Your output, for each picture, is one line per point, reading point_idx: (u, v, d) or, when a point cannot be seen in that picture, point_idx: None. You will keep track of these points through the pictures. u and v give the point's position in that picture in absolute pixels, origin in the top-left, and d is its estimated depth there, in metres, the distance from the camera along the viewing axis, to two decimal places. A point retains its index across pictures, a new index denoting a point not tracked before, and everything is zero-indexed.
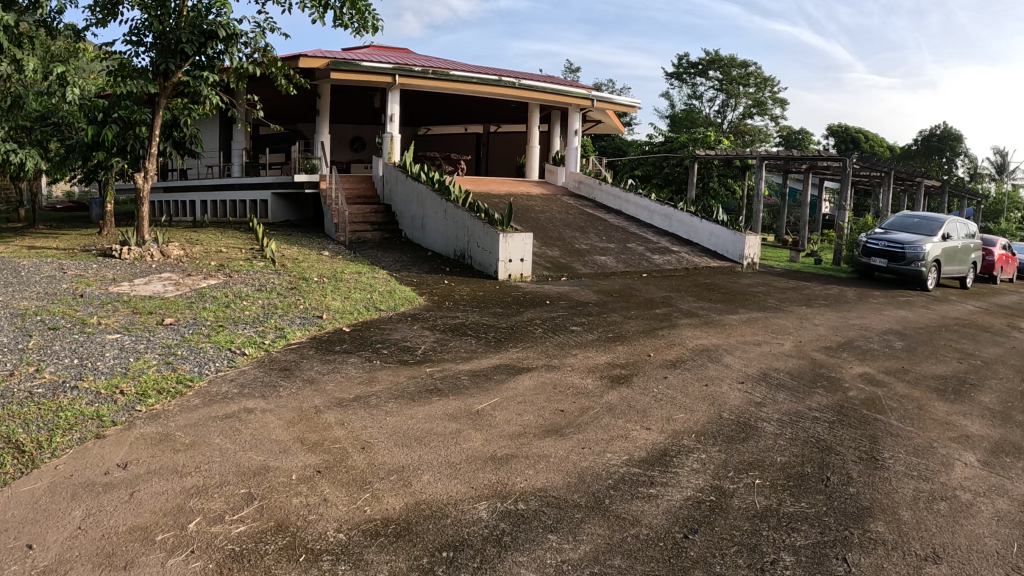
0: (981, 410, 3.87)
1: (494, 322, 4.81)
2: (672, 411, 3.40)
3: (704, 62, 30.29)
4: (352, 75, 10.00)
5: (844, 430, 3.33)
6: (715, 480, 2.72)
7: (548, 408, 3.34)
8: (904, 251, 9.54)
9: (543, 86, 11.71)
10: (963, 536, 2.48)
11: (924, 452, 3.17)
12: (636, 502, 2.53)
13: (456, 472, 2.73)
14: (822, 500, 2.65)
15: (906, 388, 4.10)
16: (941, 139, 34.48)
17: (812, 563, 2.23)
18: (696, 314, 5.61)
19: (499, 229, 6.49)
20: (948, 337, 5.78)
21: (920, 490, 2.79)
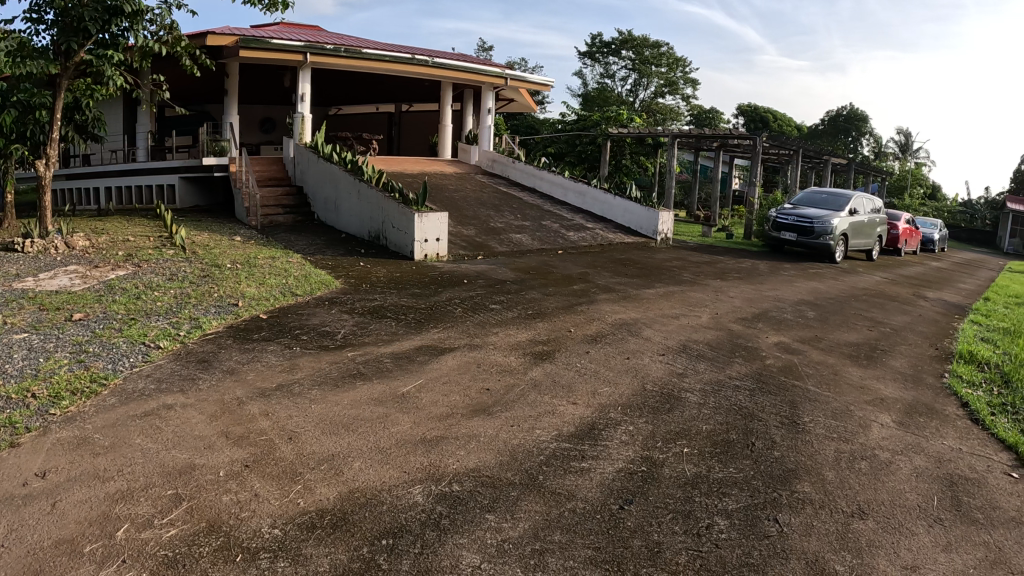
0: (890, 374, 4.04)
1: (412, 304, 4.76)
2: (597, 384, 3.43)
3: (617, 41, 30.59)
4: (262, 53, 9.71)
5: (765, 396, 3.42)
6: (644, 451, 2.75)
7: (474, 387, 3.32)
8: (813, 226, 9.85)
9: (457, 65, 11.61)
10: (885, 492, 2.59)
11: (841, 414, 3.29)
12: (569, 477, 2.54)
13: (388, 458, 2.68)
14: (750, 464, 2.70)
15: (821, 355, 4.24)
16: (848, 120, 35.77)
17: (747, 525, 2.29)
18: (613, 289, 5.67)
19: (413, 208, 6.42)
20: (855, 306, 6.01)
21: (841, 450, 2.89)
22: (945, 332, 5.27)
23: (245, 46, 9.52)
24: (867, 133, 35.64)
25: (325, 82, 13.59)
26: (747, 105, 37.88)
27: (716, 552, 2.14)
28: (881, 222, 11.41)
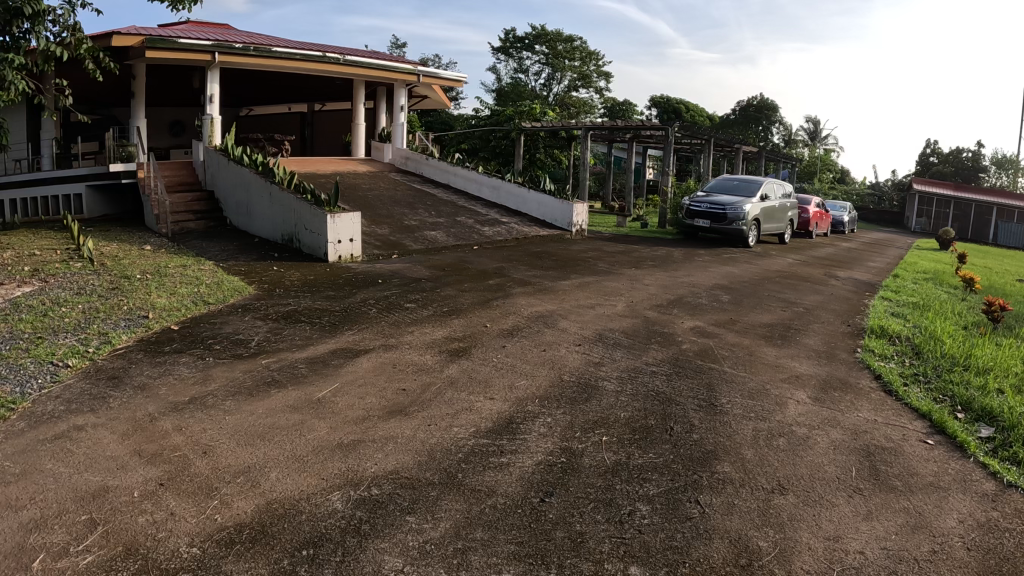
0: (804, 352, 4.13)
1: (327, 307, 4.66)
2: (514, 378, 3.41)
3: (530, 36, 30.75)
4: (169, 54, 9.37)
5: (682, 380, 3.45)
6: (563, 442, 2.73)
7: (390, 389, 3.26)
8: (726, 212, 10.07)
9: (369, 62, 11.48)
10: (804, 467, 2.65)
11: (758, 393, 3.35)
12: (489, 473, 2.50)
13: (305, 465, 2.60)
14: (669, 449, 2.72)
15: (735, 337, 4.31)
16: (758, 109, 36.76)
17: (669, 508, 2.30)
18: (529, 282, 5.66)
19: (325, 209, 6.30)
20: (767, 288, 6.15)
21: (759, 429, 2.93)
22: (851, 309, 5.44)
23: (153, 47, 9.12)
24: (777, 122, 36.73)
25: (235, 82, 13.26)
26: (660, 96, 38.60)
27: (640, 538, 2.15)
28: (792, 206, 11.76)
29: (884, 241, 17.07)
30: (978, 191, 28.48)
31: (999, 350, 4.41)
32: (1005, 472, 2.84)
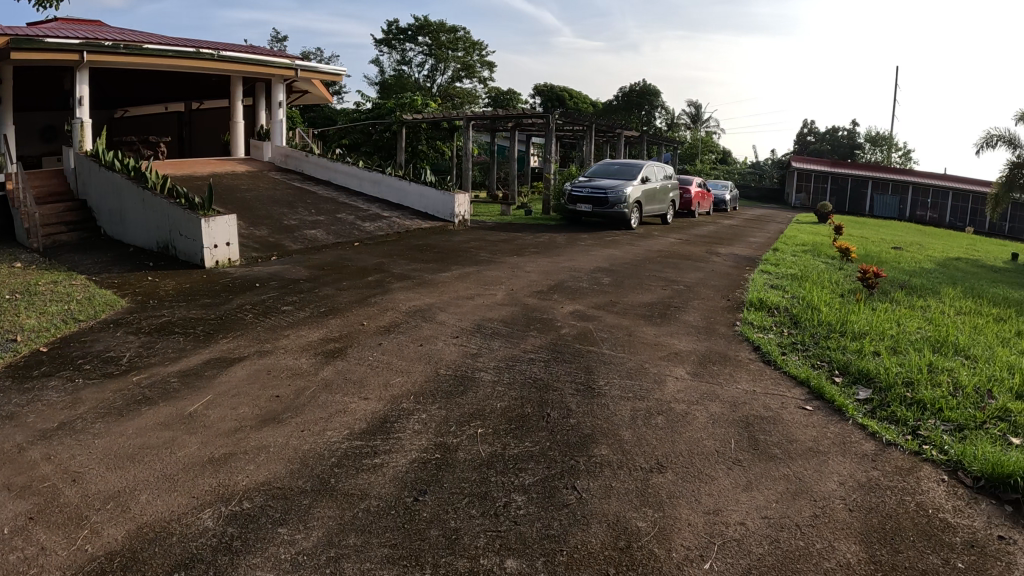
0: (683, 329, 4.24)
1: (202, 315, 4.46)
2: (389, 376, 3.33)
3: (413, 27, 30.58)
4: (35, 54, 8.77)
5: (559, 365, 3.47)
6: (438, 438, 2.70)
7: (262, 396, 3.13)
8: (607, 196, 10.20)
9: (245, 57, 11.19)
10: (683, 443, 2.77)
11: (636, 373, 3.41)
12: (362, 476, 2.43)
13: (175, 484, 2.45)
14: (545, 436, 2.75)
15: (616, 318, 4.36)
16: (641, 95, 37.56)
17: (547, 497, 2.33)
18: (409, 277, 5.58)
19: (199, 212, 6.06)
20: (647, 268, 6.27)
21: (638, 409, 3.02)
22: (724, 284, 5.63)
23: (17, 47, 8.55)
24: (659, 107, 37.80)
25: (107, 82, 12.64)
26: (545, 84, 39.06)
27: (515, 529, 2.15)
28: (673, 187, 12.08)
29: (757, 216, 17.91)
30: (852, 167, 30.18)
31: (866, 313, 4.73)
32: (884, 432, 3.07)
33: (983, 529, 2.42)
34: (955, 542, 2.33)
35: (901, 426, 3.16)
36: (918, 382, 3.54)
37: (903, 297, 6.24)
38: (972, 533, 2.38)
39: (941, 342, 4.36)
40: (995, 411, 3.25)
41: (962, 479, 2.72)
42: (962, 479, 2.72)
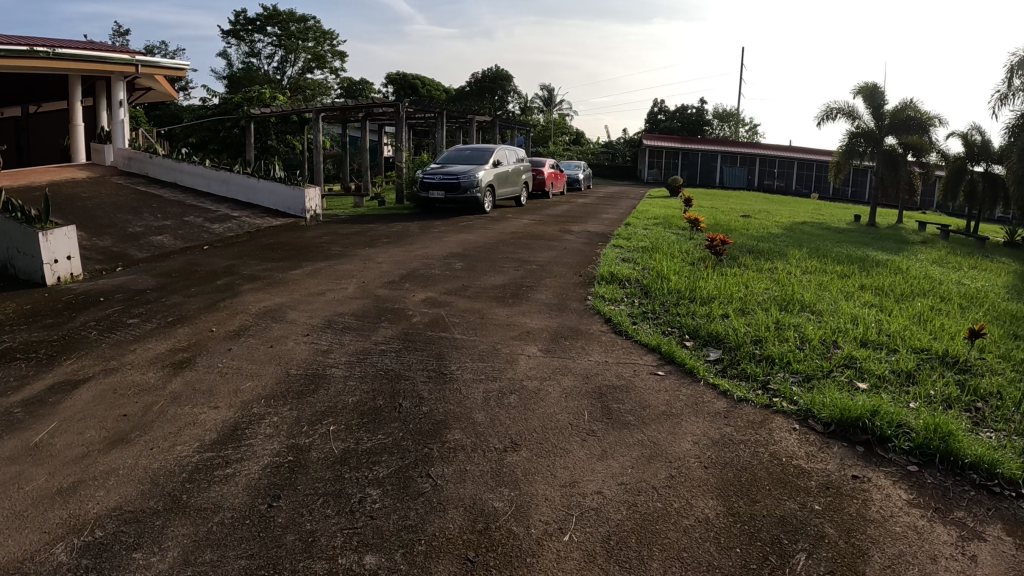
0: (534, 308, 5.02)
1: (44, 336, 4.24)
2: (240, 381, 3.48)
3: (261, 18, 29.71)
4: None
5: (411, 355, 3.92)
6: (289, 441, 2.85)
7: (110, 417, 3.05)
8: (459, 182, 10.40)
9: (83, 55, 10.50)
10: (537, 419, 3.24)
11: (489, 355, 3.99)
12: (214, 489, 2.46)
13: (19, 518, 2.30)
14: (397, 427, 3.05)
15: (467, 303, 5.03)
16: (494, 79, 37.92)
17: (404, 485, 2.58)
18: (260, 278, 5.90)
19: (36, 226, 5.70)
20: (502, 251, 7.05)
21: (494, 390, 3.50)
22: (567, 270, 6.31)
23: None
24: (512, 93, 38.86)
25: None
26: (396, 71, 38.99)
27: (372, 523, 2.31)
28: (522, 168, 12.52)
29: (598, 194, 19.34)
30: (701, 140, 32.41)
31: (703, 284, 5.64)
32: (734, 390, 3.80)
33: (830, 472, 3.08)
34: (811, 485, 2.95)
35: (751, 384, 3.95)
36: (758, 347, 4.41)
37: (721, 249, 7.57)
38: (827, 477, 3.03)
39: (760, 306, 5.37)
40: (827, 364, 4.23)
41: (811, 425, 3.52)
42: (811, 426, 3.51)
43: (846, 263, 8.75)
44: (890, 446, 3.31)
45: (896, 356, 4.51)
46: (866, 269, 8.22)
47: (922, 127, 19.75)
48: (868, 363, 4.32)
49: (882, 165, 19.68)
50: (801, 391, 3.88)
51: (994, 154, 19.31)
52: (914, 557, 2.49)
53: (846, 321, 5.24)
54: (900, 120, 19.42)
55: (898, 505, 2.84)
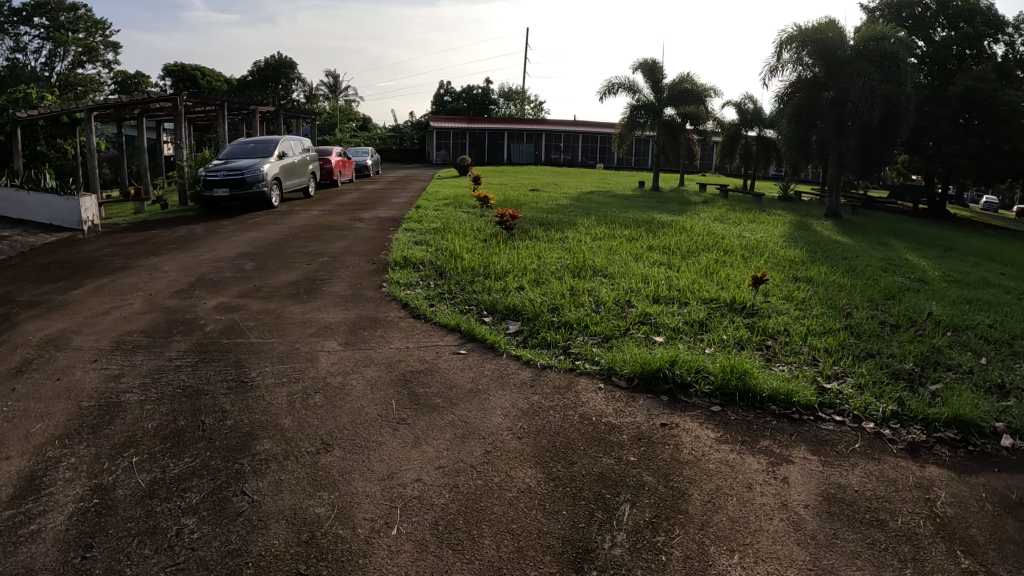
0: (326, 304, 6.37)
1: None
2: (28, 423, 3.72)
3: (26, 6, 27.10)
4: None
5: (206, 367, 4.60)
6: (91, 482, 3.18)
7: None
8: (244, 176, 12.53)
9: None
10: (346, 416, 4.03)
11: (287, 356, 4.91)
12: (18, 551, 2.71)
13: None
14: (205, 445, 3.59)
15: (256, 306, 6.14)
16: (275, 70, 39.53)
17: (219, 505, 3.07)
18: (35, 304, 5.88)
19: None
20: (286, 257, 8.30)
21: (297, 391, 4.31)
22: (346, 270, 7.79)
23: None
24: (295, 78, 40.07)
25: None
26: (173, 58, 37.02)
27: (193, 555, 2.74)
28: (308, 158, 15.74)
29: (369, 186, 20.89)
30: (489, 122, 37.39)
31: (489, 268, 7.34)
32: (539, 358, 5.11)
33: (639, 424, 4.21)
34: (626, 438, 4.02)
35: (552, 350, 5.33)
36: (552, 316, 5.92)
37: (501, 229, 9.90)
38: (640, 429, 4.14)
39: (542, 282, 7.04)
40: (621, 323, 5.84)
41: (618, 380, 4.82)
42: (617, 382, 4.80)
43: (618, 232, 10.93)
44: (694, 391, 4.67)
45: (687, 309, 6.46)
46: (641, 238, 10.40)
47: (697, 98, 22.64)
48: (658, 317, 6.09)
49: (662, 134, 23.13)
50: (600, 349, 5.29)
51: (762, 121, 24.94)
52: (734, 486, 3.61)
53: (633, 284, 7.25)
54: (676, 94, 22.53)
55: (708, 444, 4.02)
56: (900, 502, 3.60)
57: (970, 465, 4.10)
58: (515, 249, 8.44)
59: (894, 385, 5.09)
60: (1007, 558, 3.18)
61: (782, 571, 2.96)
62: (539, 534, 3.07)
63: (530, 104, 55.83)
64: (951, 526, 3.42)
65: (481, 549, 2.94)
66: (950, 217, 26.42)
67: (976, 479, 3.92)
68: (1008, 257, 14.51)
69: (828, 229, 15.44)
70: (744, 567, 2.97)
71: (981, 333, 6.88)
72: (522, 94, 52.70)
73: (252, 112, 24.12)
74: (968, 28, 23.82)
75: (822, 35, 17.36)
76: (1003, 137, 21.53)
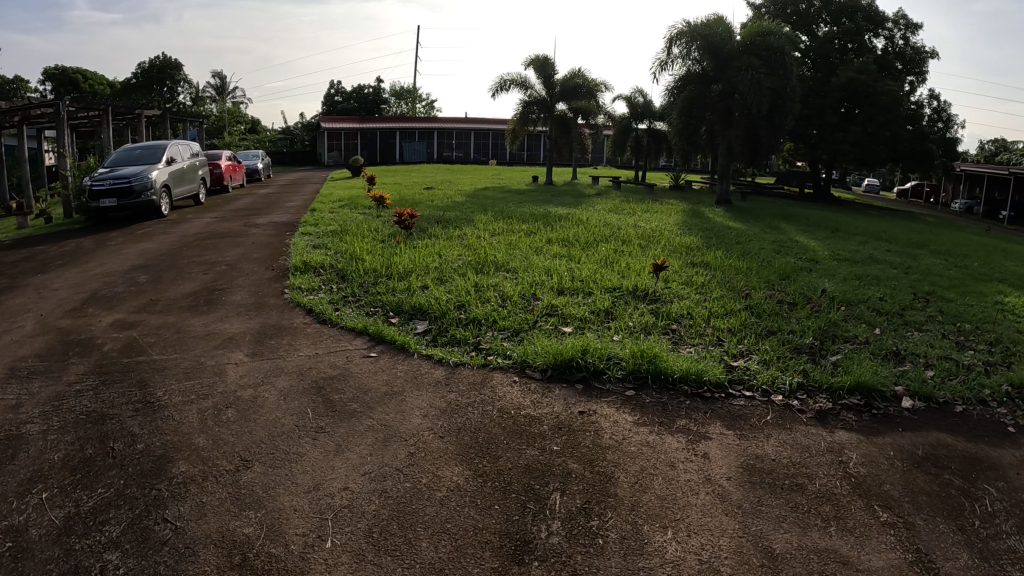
0: (229, 314, 6.36)
1: None
2: None
3: None
4: None
5: (109, 389, 4.47)
6: (2, 524, 3.05)
7: None
8: (131, 185, 12.13)
9: None
10: (263, 428, 3.99)
11: (192, 371, 4.83)
12: None
13: None
14: (120, 472, 3.48)
15: (155, 321, 6.09)
16: (160, 71, 38.54)
17: (142, 536, 2.98)
18: None
19: None
20: (182, 270, 8.21)
21: (210, 408, 4.23)
22: (244, 277, 7.78)
23: None
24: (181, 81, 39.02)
25: None
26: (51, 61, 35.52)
27: None
28: (197, 162, 15.37)
29: (260, 190, 20.51)
30: (378, 121, 37.24)
31: (391, 270, 7.60)
32: (451, 356, 5.21)
33: (559, 413, 4.32)
34: (548, 428, 4.11)
35: (462, 347, 5.47)
36: (460, 314, 6.11)
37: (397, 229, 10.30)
38: (560, 419, 4.24)
39: (445, 281, 7.29)
40: (528, 317, 6.07)
41: (532, 372, 4.92)
42: (531, 374, 4.90)
43: (516, 225, 11.19)
44: (607, 377, 4.82)
45: (591, 299, 6.73)
46: (541, 231, 10.76)
47: (589, 93, 23.17)
48: (563, 309, 6.35)
49: (554, 129, 23.39)
50: (510, 344, 5.48)
51: (653, 113, 25.57)
52: (657, 466, 3.72)
53: (533, 277, 7.55)
54: (568, 89, 23.01)
55: (627, 428, 4.14)
56: (815, 465, 3.80)
57: (875, 426, 4.36)
58: (414, 250, 8.71)
59: (797, 358, 5.37)
60: (921, 509, 3.42)
61: (715, 541, 3.09)
62: (475, 531, 3.11)
63: (419, 101, 55.92)
64: (866, 484, 3.63)
65: (420, 551, 2.95)
66: (833, 200, 27.88)
67: (884, 439, 4.18)
68: (890, 233, 15.38)
69: (720, 215, 15.95)
70: (679, 542, 3.08)
71: (873, 306, 7.29)
72: (412, 92, 52.66)
73: (134, 114, 23.37)
74: (850, 23, 24.98)
75: (709, 31, 17.84)
76: (882, 124, 22.92)
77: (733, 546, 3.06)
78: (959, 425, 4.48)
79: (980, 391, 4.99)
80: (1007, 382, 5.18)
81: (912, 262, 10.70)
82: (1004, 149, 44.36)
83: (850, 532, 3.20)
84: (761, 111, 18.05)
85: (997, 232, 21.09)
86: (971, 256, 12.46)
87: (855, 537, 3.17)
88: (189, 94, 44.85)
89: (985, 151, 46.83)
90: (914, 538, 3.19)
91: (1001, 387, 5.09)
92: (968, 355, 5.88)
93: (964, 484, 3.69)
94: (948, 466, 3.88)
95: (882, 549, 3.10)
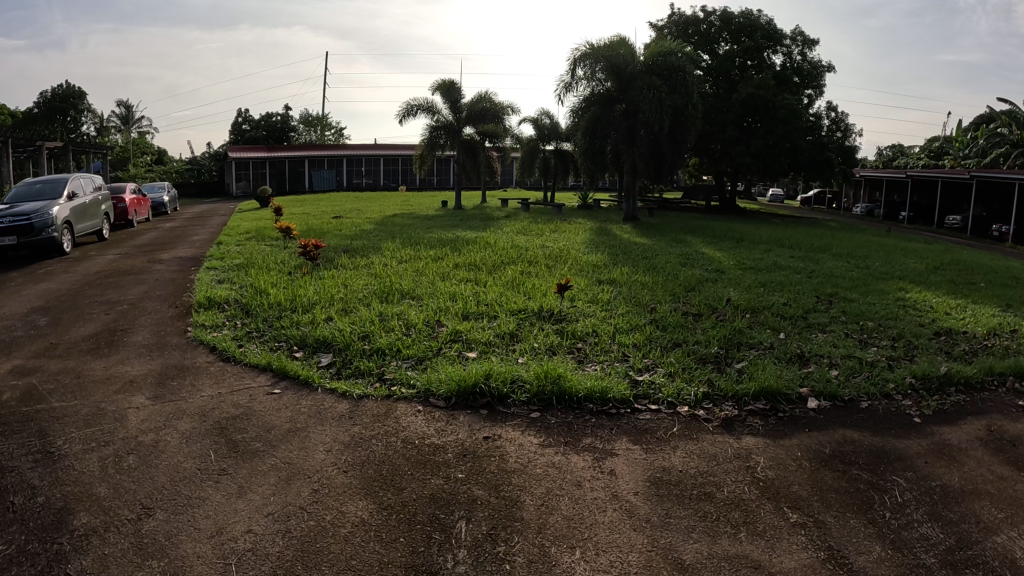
0: (127, 357, 6.07)
1: None
2: None
3: None
4: None
5: (7, 441, 4.21)
6: None
7: None
8: (31, 222, 11.55)
9: None
10: (165, 474, 3.83)
11: (92, 419, 4.60)
12: None
13: None
14: (18, 527, 3.29)
15: (54, 366, 5.80)
16: (63, 100, 36.95)
17: None
18: None
19: None
20: (82, 312, 7.81)
21: (111, 455, 4.05)
22: (146, 316, 7.51)
23: None
24: (84, 110, 37.67)
25: None
26: None
27: None
28: (100, 196, 14.80)
29: (166, 224, 19.86)
30: (287, 149, 36.73)
31: (294, 302, 7.46)
32: (356, 388, 5.12)
33: (462, 440, 4.29)
34: (452, 456, 4.07)
35: (366, 379, 5.37)
36: (364, 345, 6.01)
37: (303, 260, 10.07)
38: (465, 445, 4.21)
39: (349, 311, 7.20)
40: (432, 344, 6.02)
41: (435, 401, 4.86)
42: (434, 402, 4.84)
43: (423, 251, 11.14)
44: (512, 401, 4.81)
45: (496, 322, 6.74)
46: (450, 255, 10.76)
47: (496, 116, 23.36)
48: (468, 334, 6.33)
49: (462, 154, 23.51)
50: (414, 373, 5.42)
51: (559, 135, 26.00)
52: (564, 485, 3.74)
53: (438, 303, 7.50)
54: (474, 112, 23.14)
55: (532, 450, 4.14)
56: (724, 473, 3.87)
57: (781, 429, 4.48)
58: (319, 281, 8.53)
59: (701, 369, 5.47)
60: (830, 507, 3.52)
61: (624, 557, 3.10)
62: (381, 565, 3.04)
63: (328, 128, 55.49)
64: (776, 487, 3.72)
65: None
66: (737, 210, 28.76)
67: (789, 441, 4.29)
68: (792, 240, 15.88)
69: (628, 231, 16.19)
70: (587, 561, 3.08)
71: (778, 311, 7.50)
72: (318, 119, 52.26)
73: (32, 144, 22.33)
74: (749, 40, 25.90)
75: (612, 53, 18.24)
76: (782, 136, 23.76)
77: (643, 560, 3.08)
78: (865, 420, 4.65)
79: (884, 385, 5.19)
80: (910, 375, 5.39)
81: (815, 267, 11.05)
82: (897, 157, 46.65)
83: (760, 536, 3.27)
84: (663, 129, 18.49)
85: (897, 232, 21.97)
86: (871, 257, 13.00)
87: (766, 540, 3.24)
88: (92, 125, 43.28)
89: (881, 157, 48.96)
90: (824, 535, 3.28)
91: (904, 380, 5.29)
92: (871, 351, 6.11)
93: (872, 477, 3.82)
94: (855, 462, 4.01)
95: (794, 549, 3.17)
